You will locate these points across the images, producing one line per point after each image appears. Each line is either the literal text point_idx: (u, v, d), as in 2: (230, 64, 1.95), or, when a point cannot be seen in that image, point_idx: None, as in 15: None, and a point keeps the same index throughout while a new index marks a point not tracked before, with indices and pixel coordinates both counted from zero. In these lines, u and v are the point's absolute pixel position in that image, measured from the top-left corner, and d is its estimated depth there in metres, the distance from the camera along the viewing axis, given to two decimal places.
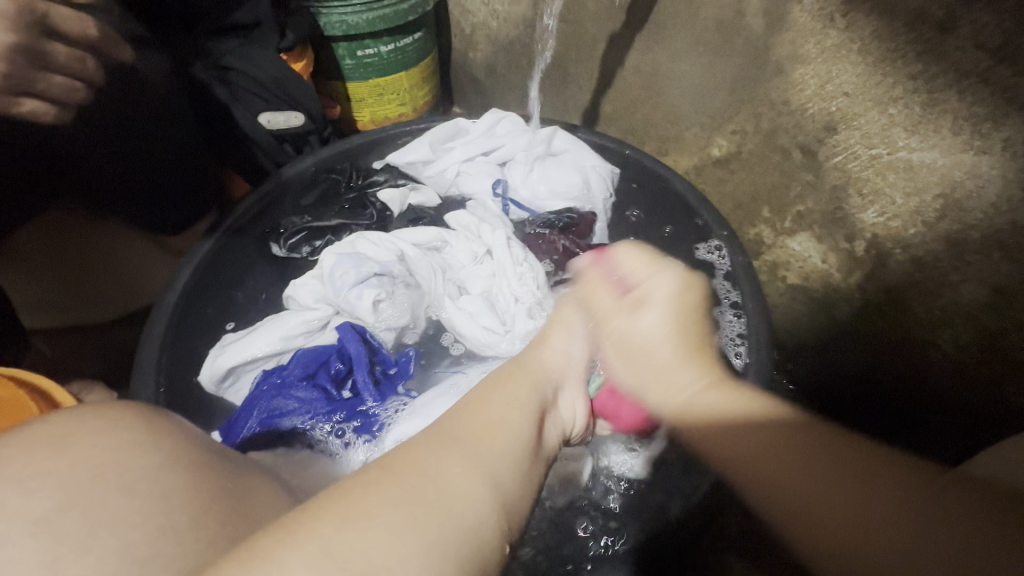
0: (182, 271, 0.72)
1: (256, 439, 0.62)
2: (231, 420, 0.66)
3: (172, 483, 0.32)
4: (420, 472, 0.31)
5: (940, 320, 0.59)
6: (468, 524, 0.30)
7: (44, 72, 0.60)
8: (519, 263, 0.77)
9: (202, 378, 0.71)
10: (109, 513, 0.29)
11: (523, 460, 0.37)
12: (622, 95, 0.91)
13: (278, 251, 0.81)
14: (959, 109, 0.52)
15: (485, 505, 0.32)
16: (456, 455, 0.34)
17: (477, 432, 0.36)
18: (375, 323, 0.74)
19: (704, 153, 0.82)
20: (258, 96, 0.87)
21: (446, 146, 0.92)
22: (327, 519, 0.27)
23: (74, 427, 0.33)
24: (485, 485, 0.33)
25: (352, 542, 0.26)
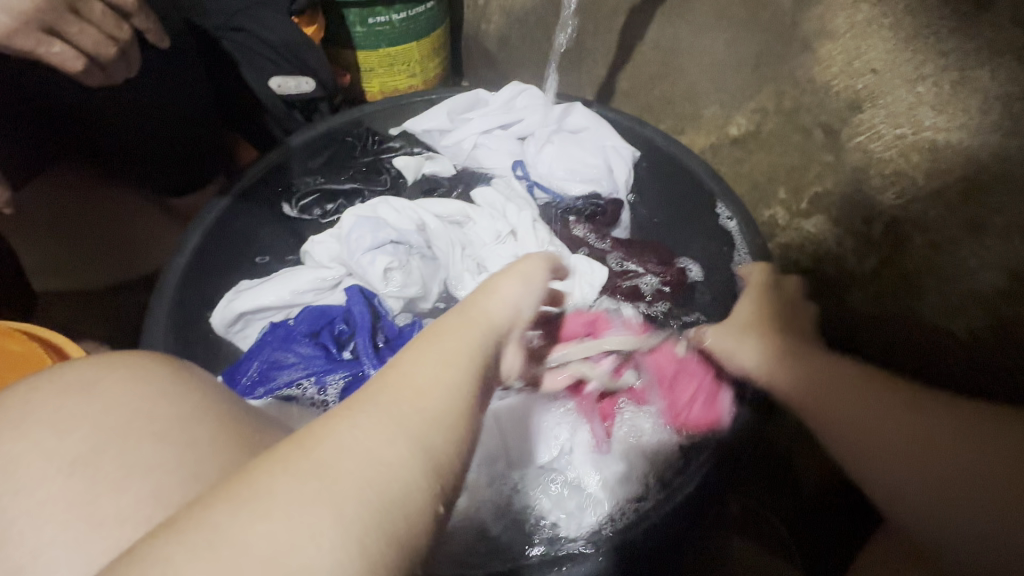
0: (192, 232, 0.71)
1: (254, 387, 0.65)
2: (234, 366, 0.68)
3: (199, 432, 0.34)
4: (331, 439, 0.28)
5: (954, 305, 0.58)
6: (385, 497, 0.26)
7: (79, 19, 0.54)
8: (544, 246, 0.75)
9: (213, 318, 0.72)
10: (142, 459, 0.32)
11: (457, 419, 0.31)
12: (639, 71, 0.89)
13: (290, 212, 0.81)
14: (991, 87, 0.52)
15: (413, 469, 0.28)
16: (379, 422, 0.29)
17: (412, 382, 0.31)
18: (385, 290, 0.72)
19: (722, 133, 0.81)
20: (267, 58, 0.85)
21: (465, 116, 0.90)
22: (228, 504, 0.25)
23: (106, 376, 0.35)
24: (414, 452, 0.28)
25: (245, 528, 0.24)
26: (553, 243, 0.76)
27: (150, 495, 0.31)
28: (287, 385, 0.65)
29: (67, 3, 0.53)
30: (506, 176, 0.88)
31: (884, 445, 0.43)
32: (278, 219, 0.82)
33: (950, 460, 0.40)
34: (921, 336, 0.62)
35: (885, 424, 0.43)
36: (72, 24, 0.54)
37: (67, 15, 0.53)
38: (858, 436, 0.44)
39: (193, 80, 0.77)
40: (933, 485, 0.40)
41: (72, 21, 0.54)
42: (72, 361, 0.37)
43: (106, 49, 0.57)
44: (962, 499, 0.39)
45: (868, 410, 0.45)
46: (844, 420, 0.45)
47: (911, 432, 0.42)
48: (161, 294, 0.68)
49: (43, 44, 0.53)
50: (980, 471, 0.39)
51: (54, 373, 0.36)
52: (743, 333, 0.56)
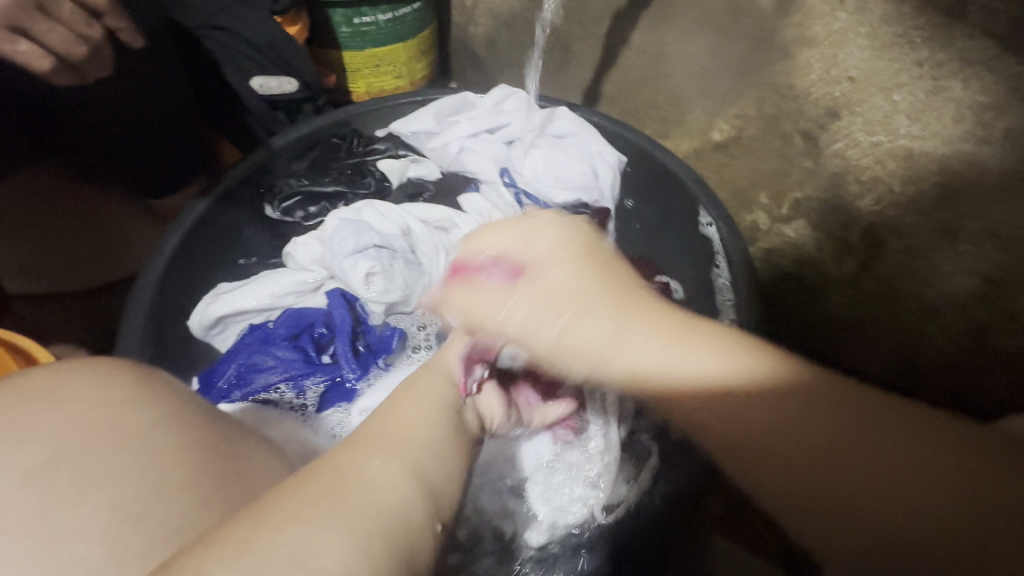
0: (170, 235, 0.70)
1: (231, 391, 0.64)
2: (210, 368, 0.67)
3: (163, 442, 0.33)
4: (336, 471, 0.33)
5: (929, 309, 0.59)
6: (394, 508, 0.32)
7: (48, 18, 0.53)
8: None
9: (191, 322, 0.71)
10: (102, 470, 0.31)
11: (438, 449, 0.39)
12: (625, 74, 0.89)
13: (272, 213, 0.80)
14: (963, 96, 0.53)
15: (410, 488, 0.34)
16: (380, 455, 0.35)
17: (398, 427, 0.39)
18: (366, 295, 0.71)
19: (705, 137, 0.81)
20: (248, 57, 0.84)
21: (452, 119, 0.89)
22: (253, 521, 0.28)
23: (67, 385, 0.34)
24: (409, 472, 0.35)
25: (279, 538, 0.28)
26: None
27: (110, 511, 0.30)
28: (263, 389, 0.64)
29: (33, 1, 0.52)
30: (493, 183, 0.87)
31: (827, 490, 0.33)
32: (259, 223, 0.81)
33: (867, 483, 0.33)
34: (897, 341, 0.64)
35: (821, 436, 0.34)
36: (38, 21, 0.53)
37: (34, 12, 0.52)
38: (796, 452, 0.34)
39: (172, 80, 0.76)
40: (876, 519, 0.32)
41: (40, 20, 0.53)
42: (37, 367, 0.36)
43: (77, 48, 0.56)
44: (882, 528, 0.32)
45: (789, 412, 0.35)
46: (695, 408, 0.37)
47: (856, 477, 0.33)
48: (137, 297, 0.66)
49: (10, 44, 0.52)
50: (929, 495, 0.32)
51: (17, 381, 0.35)
52: (485, 289, 0.47)
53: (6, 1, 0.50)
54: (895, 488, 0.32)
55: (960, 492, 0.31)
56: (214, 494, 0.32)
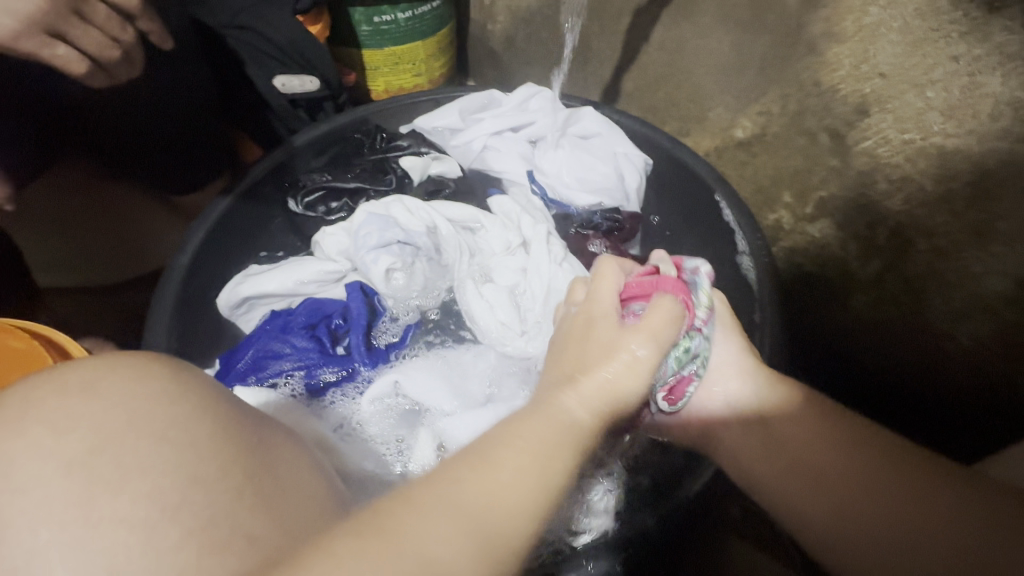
0: (195, 231, 0.71)
1: (248, 375, 0.65)
2: (230, 351, 0.68)
3: (198, 433, 0.34)
4: (476, 471, 0.32)
5: (958, 312, 0.58)
6: (510, 530, 0.30)
7: (83, 22, 0.54)
8: (558, 262, 0.72)
9: (217, 300, 0.72)
10: (140, 458, 0.32)
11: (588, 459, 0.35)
12: (644, 72, 0.88)
13: (295, 207, 0.81)
14: (1001, 93, 0.52)
15: (533, 516, 0.31)
16: (454, 523, 0.29)
17: (551, 423, 0.35)
18: (387, 290, 0.72)
19: (726, 135, 0.80)
20: (269, 56, 0.84)
21: (477, 117, 0.89)
22: (382, 515, 0.29)
23: (108, 374, 0.35)
24: (539, 488, 0.32)
25: (389, 544, 0.27)
26: (566, 259, 0.73)
27: (149, 497, 0.31)
28: (276, 376, 0.65)
29: (70, 5, 0.53)
30: (521, 186, 0.86)
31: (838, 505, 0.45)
32: (284, 217, 0.82)
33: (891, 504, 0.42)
34: (918, 343, 0.62)
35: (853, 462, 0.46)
36: (75, 26, 0.54)
37: (70, 16, 0.53)
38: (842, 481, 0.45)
39: (197, 82, 0.78)
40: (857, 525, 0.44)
41: (76, 24, 0.54)
42: (73, 359, 0.37)
43: (110, 52, 0.57)
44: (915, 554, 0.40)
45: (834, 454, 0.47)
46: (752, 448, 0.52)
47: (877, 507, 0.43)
48: (162, 292, 0.67)
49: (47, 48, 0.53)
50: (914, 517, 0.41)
51: (55, 372, 0.36)
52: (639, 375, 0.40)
53: (44, 5, 0.51)
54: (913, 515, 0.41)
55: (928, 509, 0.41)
56: (246, 485, 0.33)
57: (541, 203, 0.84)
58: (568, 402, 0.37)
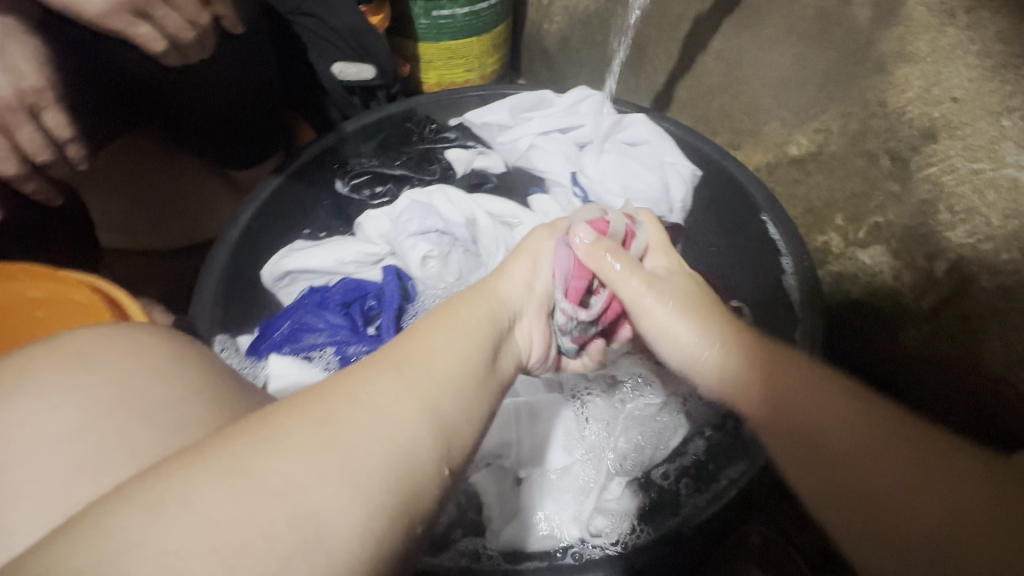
0: (247, 205, 0.74)
1: (282, 344, 0.67)
2: (268, 320, 0.70)
3: (182, 415, 0.35)
4: (349, 396, 0.33)
5: (1018, 357, 0.55)
6: (393, 441, 0.31)
7: (165, 4, 0.58)
8: None
9: (262, 271, 0.75)
10: (125, 438, 0.34)
11: (468, 378, 0.39)
12: (700, 81, 0.87)
13: (341, 188, 0.84)
14: None
15: (417, 423, 0.33)
16: (392, 380, 0.35)
17: (426, 353, 0.39)
18: (422, 278, 0.73)
19: (781, 151, 0.77)
20: (329, 43, 0.87)
21: (526, 115, 0.90)
22: (246, 441, 0.29)
23: (102, 353, 0.38)
24: (419, 405, 0.34)
25: (261, 465, 0.28)
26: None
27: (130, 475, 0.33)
28: (309, 348, 0.67)
29: None
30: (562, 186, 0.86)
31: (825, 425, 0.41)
32: (331, 200, 0.85)
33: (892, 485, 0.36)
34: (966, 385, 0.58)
35: (833, 436, 0.40)
36: (160, 7, 0.57)
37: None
38: (849, 466, 0.38)
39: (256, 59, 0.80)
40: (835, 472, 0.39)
41: (160, 6, 0.57)
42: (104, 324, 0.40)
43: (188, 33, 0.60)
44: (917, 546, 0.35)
45: (819, 413, 0.41)
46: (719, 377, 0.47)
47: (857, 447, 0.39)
48: (213, 262, 0.70)
49: (132, 26, 0.56)
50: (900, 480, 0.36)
51: (100, 332, 0.39)
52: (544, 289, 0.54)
53: None
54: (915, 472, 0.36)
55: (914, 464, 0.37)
56: None
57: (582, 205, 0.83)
58: (491, 293, 0.49)
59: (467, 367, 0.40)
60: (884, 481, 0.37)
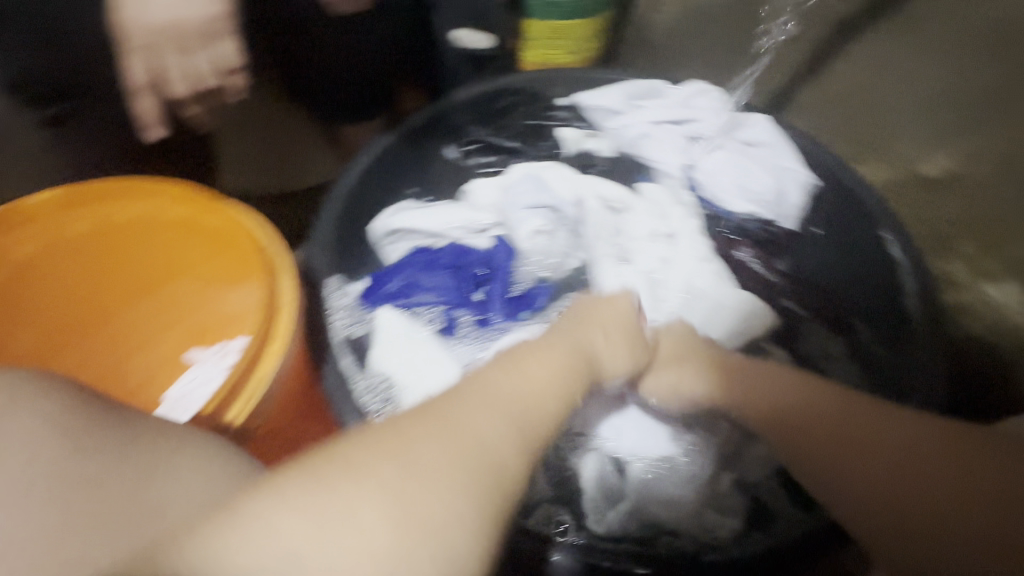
0: (360, 161, 0.76)
1: (390, 299, 0.66)
2: (375, 274, 0.68)
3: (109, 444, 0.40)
4: (331, 487, 0.36)
5: None
6: (341, 544, 0.34)
7: None
8: (704, 260, 0.69)
9: (370, 226, 0.74)
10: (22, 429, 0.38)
11: (449, 516, 0.37)
12: (824, 89, 0.85)
13: (450, 154, 0.84)
14: None
15: (387, 521, 0.35)
16: (504, 421, 0.43)
17: (457, 412, 0.42)
18: (527, 250, 0.71)
19: (910, 168, 0.76)
20: (455, 13, 0.88)
21: (640, 103, 0.87)
22: (234, 536, 0.34)
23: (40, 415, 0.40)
24: (386, 509, 0.36)
25: (284, 532, 0.34)
26: (714, 258, 0.69)
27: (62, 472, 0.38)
28: (416, 305, 0.66)
29: None
30: (671, 178, 0.83)
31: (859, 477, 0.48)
32: (438, 167, 0.84)
33: (860, 481, 0.48)
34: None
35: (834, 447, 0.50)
36: None
37: None
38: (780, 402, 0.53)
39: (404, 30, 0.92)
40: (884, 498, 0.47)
41: None
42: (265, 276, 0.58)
43: None
44: (833, 471, 0.49)
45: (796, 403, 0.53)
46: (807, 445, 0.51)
47: (870, 468, 0.48)
48: (326, 212, 0.72)
49: None
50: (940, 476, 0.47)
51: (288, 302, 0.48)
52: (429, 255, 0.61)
53: None
54: (886, 452, 0.49)
55: (945, 459, 0.48)
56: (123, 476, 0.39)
57: (693, 201, 0.80)
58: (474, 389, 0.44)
59: (459, 448, 0.40)
60: (899, 496, 0.47)
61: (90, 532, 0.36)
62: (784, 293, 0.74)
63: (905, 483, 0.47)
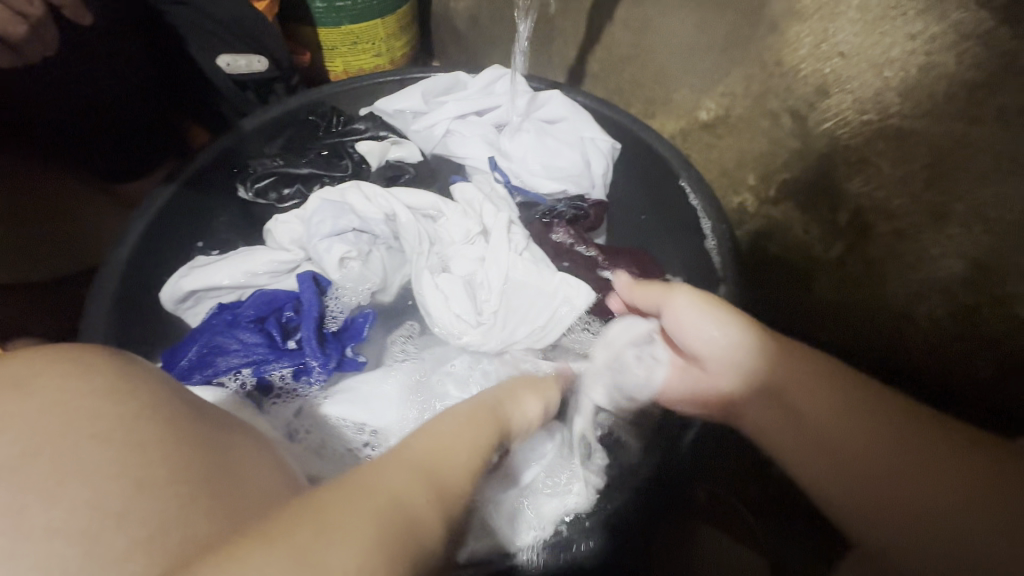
0: (133, 222, 0.67)
1: (192, 373, 0.61)
2: (172, 348, 0.64)
3: (145, 434, 0.31)
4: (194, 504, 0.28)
5: (917, 293, 0.59)
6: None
7: None
8: (520, 251, 0.70)
9: (161, 294, 0.68)
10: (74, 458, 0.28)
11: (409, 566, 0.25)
12: (611, 51, 0.85)
13: (244, 195, 0.77)
14: (906, 59, 0.54)
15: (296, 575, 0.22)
16: (405, 469, 0.30)
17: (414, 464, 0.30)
18: (341, 281, 0.70)
19: (692, 117, 0.79)
20: (214, 34, 0.79)
21: (440, 99, 0.85)
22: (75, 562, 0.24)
23: (32, 373, 0.31)
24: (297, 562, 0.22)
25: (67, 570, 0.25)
26: (527, 249, 0.71)
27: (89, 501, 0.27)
28: (225, 371, 0.62)
29: None
30: (482, 172, 0.83)
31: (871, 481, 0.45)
32: (236, 206, 0.79)
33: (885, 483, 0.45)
34: (991, 351, 0.55)
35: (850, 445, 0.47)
36: None
37: None
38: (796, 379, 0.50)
39: (122, 67, 0.75)
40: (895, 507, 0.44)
41: None
42: None
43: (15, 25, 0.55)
44: (839, 455, 0.47)
45: (815, 387, 0.49)
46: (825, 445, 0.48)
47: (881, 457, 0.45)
48: (99, 290, 0.63)
49: None
50: (919, 442, 0.44)
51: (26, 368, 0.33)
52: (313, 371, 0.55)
53: None
54: (884, 439, 0.45)
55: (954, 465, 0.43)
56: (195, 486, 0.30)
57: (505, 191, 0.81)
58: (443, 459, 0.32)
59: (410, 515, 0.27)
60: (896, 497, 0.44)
61: (190, 509, 0.28)
62: (606, 263, 0.75)
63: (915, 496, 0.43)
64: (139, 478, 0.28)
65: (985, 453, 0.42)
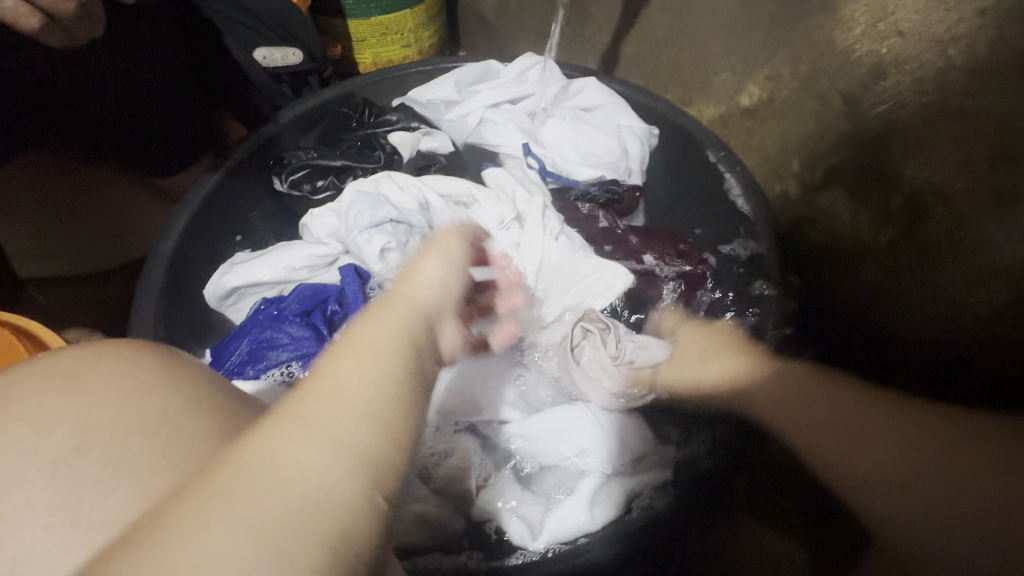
0: (179, 215, 0.68)
1: (244, 368, 0.62)
2: (222, 344, 0.65)
3: (190, 421, 0.30)
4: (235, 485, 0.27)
5: (974, 280, 0.55)
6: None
7: None
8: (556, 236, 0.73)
9: (206, 291, 0.69)
10: (128, 453, 0.28)
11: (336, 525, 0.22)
12: (646, 36, 0.84)
13: (279, 187, 0.77)
14: (971, 35, 0.51)
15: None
16: (303, 438, 0.24)
17: (322, 393, 0.26)
18: (380, 271, 0.69)
19: (733, 102, 0.77)
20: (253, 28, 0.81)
21: (473, 88, 0.85)
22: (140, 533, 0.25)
23: (90, 365, 0.31)
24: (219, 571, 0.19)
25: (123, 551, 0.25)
26: (562, 234, 0.73)
27: (142, 494, 0.27)
28: (274, 365, 0.63)
29: None
30: (516, 159, 0.82)
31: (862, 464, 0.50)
32: (274, 201, 0.79)
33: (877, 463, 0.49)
34: None
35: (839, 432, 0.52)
36: None
37: None
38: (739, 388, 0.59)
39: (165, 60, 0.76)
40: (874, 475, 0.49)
41: None
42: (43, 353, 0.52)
43: None
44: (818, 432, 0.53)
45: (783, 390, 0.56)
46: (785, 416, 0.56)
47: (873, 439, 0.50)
48: (148, 283, 0.64)
49: None
50: (883, 444, 0.49)
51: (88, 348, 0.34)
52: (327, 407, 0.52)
53: None
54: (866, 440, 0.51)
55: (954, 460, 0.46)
56: None
57: (538, 178, 0.80)
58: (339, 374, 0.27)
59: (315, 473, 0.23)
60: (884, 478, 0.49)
61: None
62: (644, 250, 0.74)
63: (902, 475, 0.47)
64: (184, 475, 0.27)
65: (987, 481, 0.44)
